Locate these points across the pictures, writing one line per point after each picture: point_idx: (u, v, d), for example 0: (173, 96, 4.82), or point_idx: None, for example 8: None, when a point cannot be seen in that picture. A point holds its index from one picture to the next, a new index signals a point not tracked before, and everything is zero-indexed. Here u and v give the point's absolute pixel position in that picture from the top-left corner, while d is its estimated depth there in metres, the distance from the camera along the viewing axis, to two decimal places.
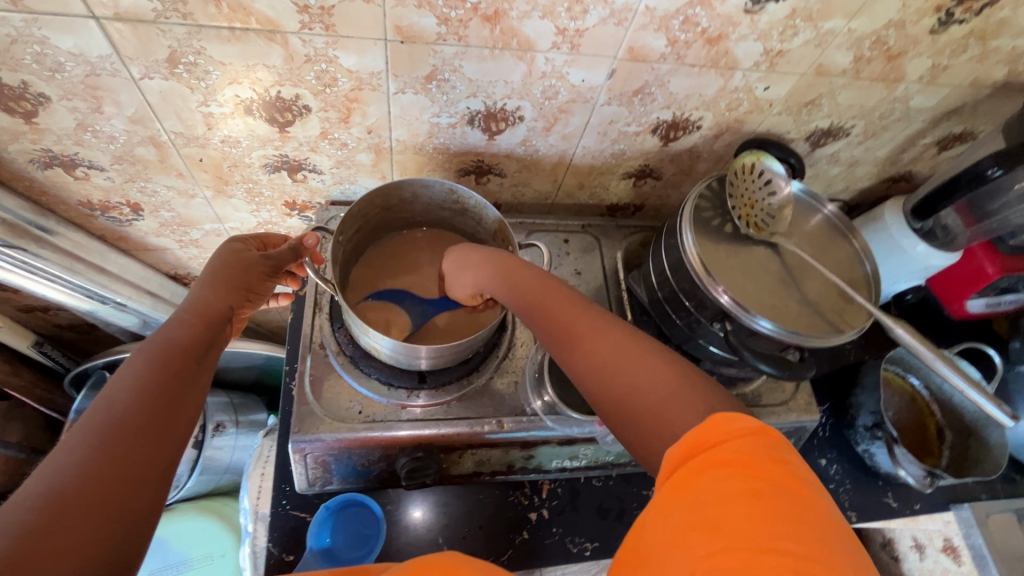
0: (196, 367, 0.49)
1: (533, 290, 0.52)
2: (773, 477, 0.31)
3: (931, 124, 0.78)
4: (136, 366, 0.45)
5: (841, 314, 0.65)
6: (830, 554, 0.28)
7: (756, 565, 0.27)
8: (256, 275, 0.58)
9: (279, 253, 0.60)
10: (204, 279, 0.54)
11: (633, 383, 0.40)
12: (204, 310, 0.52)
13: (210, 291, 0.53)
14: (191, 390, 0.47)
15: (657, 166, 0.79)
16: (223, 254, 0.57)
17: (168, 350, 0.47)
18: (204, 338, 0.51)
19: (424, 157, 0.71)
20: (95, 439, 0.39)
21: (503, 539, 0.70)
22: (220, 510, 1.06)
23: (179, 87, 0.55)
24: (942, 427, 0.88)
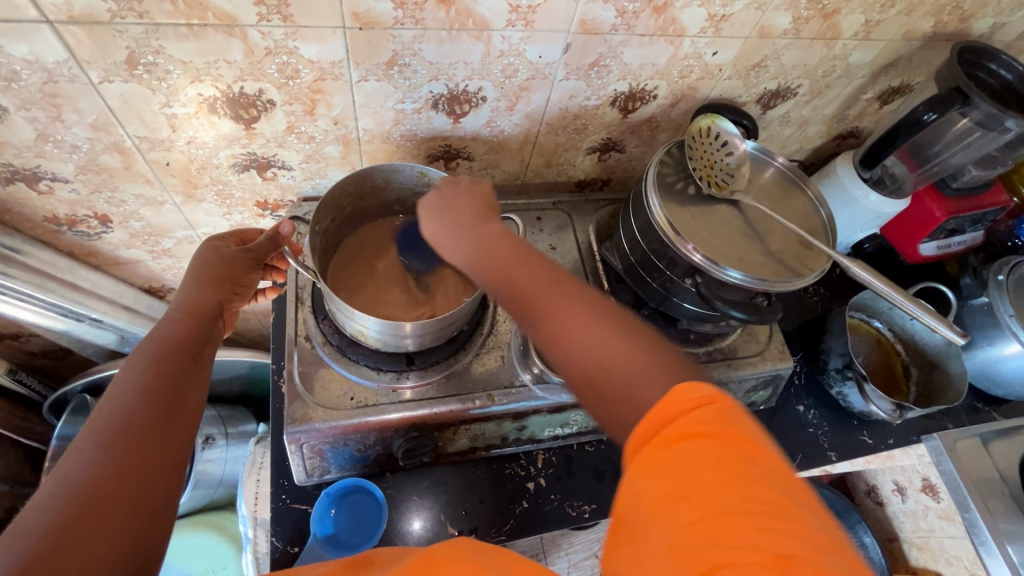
0: (194, 360, 0.49)
1: (501, 255, 0.51)
2: (743, 453, 0.32)
3: (871, 79, 0.83)
4: (133, 365, 0.46)
5: (802, 259, 0.69)
6: (793, 511, 0.30)
7: (729, 528, 0.30)
8: (241, 269, 0.58)
9: (259, 245, 0.60)
10: (186, 280, 0.54)
11: (590, 347, 0.42)
12: (194, 306, 0.52)
13: (196, 290, 0.53)
14: (191, 386, 0.47)
15: (620, 139, 0.82)
16: (203, 254, 0.57)
17: (159, 348, 0.48)
18: (196, 333, 0.51)
19: (392, 145, 0.72)
20: (103, 438, 0.40)
21: (503, 510, 0.72)
22: (217, 522, 1.06)
23: (140, 89, 0.55)
24: (907, 365, 0.93)
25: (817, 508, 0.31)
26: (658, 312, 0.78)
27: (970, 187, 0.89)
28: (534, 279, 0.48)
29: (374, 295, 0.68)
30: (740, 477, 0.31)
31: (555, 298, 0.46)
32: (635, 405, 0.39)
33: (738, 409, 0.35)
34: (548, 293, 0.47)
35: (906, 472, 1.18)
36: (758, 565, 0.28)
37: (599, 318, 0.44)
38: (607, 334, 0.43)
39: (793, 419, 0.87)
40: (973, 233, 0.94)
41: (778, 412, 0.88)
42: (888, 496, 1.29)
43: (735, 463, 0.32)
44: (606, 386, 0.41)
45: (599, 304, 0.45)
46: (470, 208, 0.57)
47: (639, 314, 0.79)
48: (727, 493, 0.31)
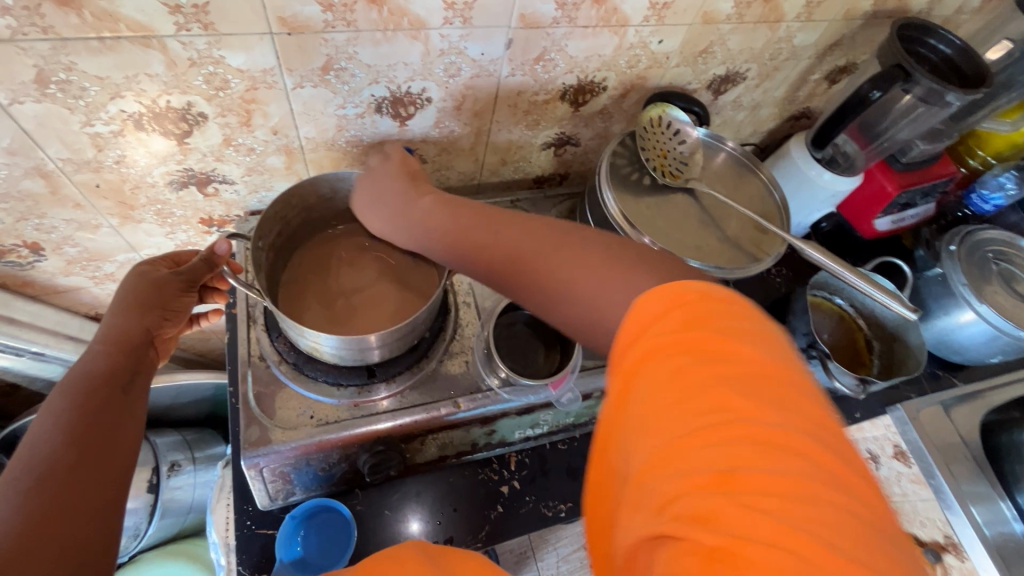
0: (125, 395, 0.46)
1: (459, 228, 0.56)
2: (710, 356, 0.30)
3: (817, 59, 0.84)
4: (54, 404, 0.43)
5: (757, 244, 0.69)
6: (757, 409, 0.28)
7: (690, 443, 0.28)
8: (174, 293, 0.56)
9: (191, 267, 0.57)
10: (112, 313, 0.51)
11: (562, 279, 0.45)
12: (119, 336, 0.50)
13: (123, 321, 0.51)
14: (124, 422, 0.45)
15: (574, 132, 0.81)
16: (129, 282, 0.54)
17: (83, 385, 0.45)
18: (125, 366, 0.48)
19: (339, 152, 0.69)
20: (25, 482, 0.37)
21: (478, 517, 0.71)
22: (190, 550, 1.02)
23: (56, 109, 0.52)
24: (870, 339, 0.95)
25: (788, 396, 0.29)
26: None
27: (918, 161, 0.91)
28: (488, 227, 0.53)
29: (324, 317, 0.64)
30: (698, 391, 0.29)
31: (514, 239, 0.50)
32: (601, 314, 0.41)
33: (708, 310, 0.32)
34: (505, 235, 0.51)
35: None
36: (713, 479, 0.27)
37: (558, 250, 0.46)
38: (570, 263, 0.45)
39: None
40: (925, 206, 0.96)
41: None
42: None
43: (697, 375, 0.30)
44: (571, 303, 0.44)
45: (555, 242, 0.47)
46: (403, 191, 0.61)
47: None
48: (690, 407, 0.29)
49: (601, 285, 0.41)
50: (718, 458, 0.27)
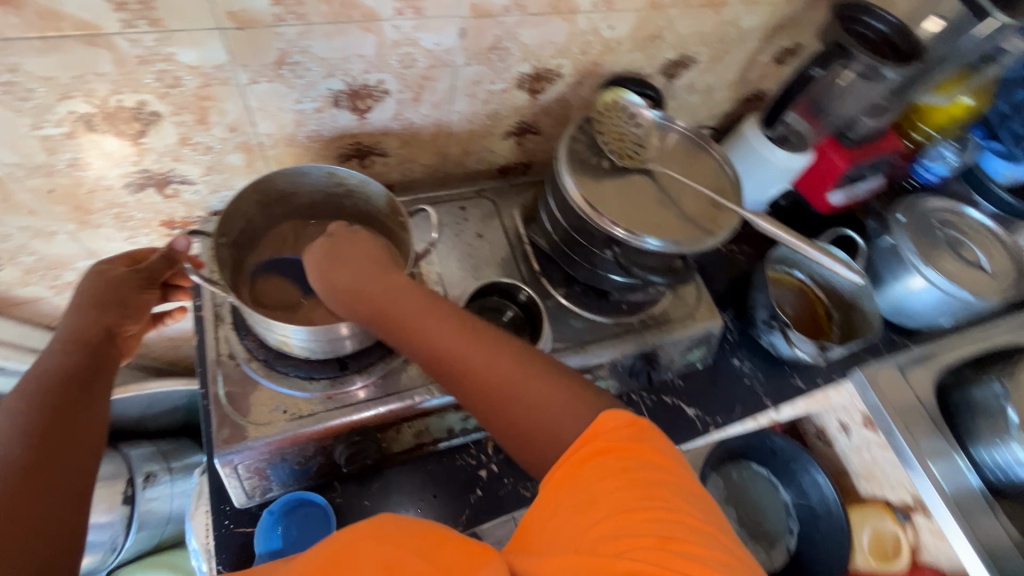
0: (87, 394, 0.46)
1: (408, 311, 0.53)
2: (648, 460, 0.38)
3: (764, 42, 0.87)
4: (12, 402, 0.43)
5: (715, 219, 0.71)
6: (679, 502, 0.36)
7: (629, 522, 0.35)
8: (134, 291, 0.56)
9: (151, 264, 0.57)
10: (72, 309, 0.51)
11: (521, 396, 0.45)
12: (78, 336, 0.50)
13: (84, 319, 0.51)
14: (87, 420, 0.45)
15: (534, 120, 0.83)
16: (88, 280, 0.54)
17: (44, 384, 0.45)
18: (87, 364, 0.48)
19: (300, 148, 0.70)
20: None
21: (458, 501, 0.72)
22: (172, 561, 1.01)
23: (2, 112, 0.51)
24: (829, 309, 0.99)
25: (703, 502, 0.37)
26: (589, 287, 0.80)
27: (865, 136, 0.95)
28: (443, 328, 0.50)
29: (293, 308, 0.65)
30: (639, 482, 0.36)
31: (467, 351, 0.48)
32: (560, 439, 0.43)
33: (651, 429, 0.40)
34: (457, 346, 0.49)
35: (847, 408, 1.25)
36: (648, 550, 0.33)
37: (516, 362, 0.47)
38: (528, 381, 0.46)
39: (730, 374, 0.91)
40: (875, 179, 1.00)
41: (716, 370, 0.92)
42: (835, 435, 1.37)
43: (639, 472, 0.37)
44: (531, 425, 0.45)
45: (511, 352, 0.48)
46: (364, 259, 0.58)
47: (571, 291, 0.81)
48: (630, 495, 0.36)
49: (567, 409, 0.44)
50: (653, 529, 0.34)
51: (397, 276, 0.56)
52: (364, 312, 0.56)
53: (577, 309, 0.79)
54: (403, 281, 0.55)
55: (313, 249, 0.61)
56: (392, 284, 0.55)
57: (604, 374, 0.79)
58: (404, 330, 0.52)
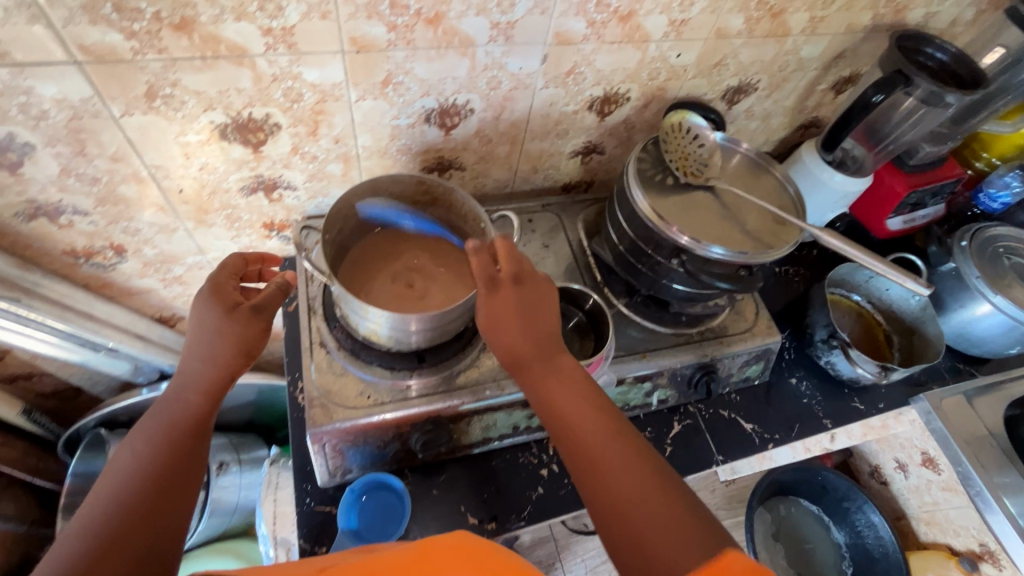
0: (192, 450, 0.55)
1: (563, 390, 0.57)
2: None
3: (823, 70, 0.91)
4: (139, 448, 0.53)
5: (777, 234, 0.74)
6: None
7: None
8: (255, 336, 0.58)
9: (263, 298, 0.59)
10: (198, 350, 0.56)
11: (640, 510, 0.49)
12: (201, 386, 0.56)
13: (205, 365, 0.56)
14: (187, 474, 0.53)
15: (599, 141, 0.88)
16: (215, 316, 0.57)
17: (166, 437, 0.54)
18: (202, 417, 0.56)
19: (390, 160, 0.77)
20: (95, 527, 0.47)
21: (521, 497, 0.75)
22: (236, 549, 1.06)
23: (157, 120, 0.60)
24: (889, 333, 0.99)
25: None
26: (650, 298, 0.84)
27: (925, 163, 0.96)
28: (589, 422, 0.55)
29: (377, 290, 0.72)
30: None
31: (617, 458, 0.52)
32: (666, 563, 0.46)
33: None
34: (602, 444, 0.53)
35: (905, 449, 1.27)
36: None
37: (647, 478, 0.51)
38: (654, 502, 0.49)
39: (788, 392, 0.91)
40: (935, 207, 1.01)
41: (773, 387, 0.92)
42: (892, 474, 1.37)
43: None
44: (640, 538, 0.48)
45: (646, 470, 0.51)
46: (541, 316, 0.60)
47: (632, 301, 0.84)
48: None
49: (683, 548, 0.46)
50: None
51: (559, 354, 0.60)
52: (518, 372, 0.60)
53: (638, 318, 0.82)
54: (566, 362, 0.59)
55: (481, 271, 0.59)
56: (554, 361, 0.59)
57: (663, 382, 0.81)
58: (553, 406, 0.57)
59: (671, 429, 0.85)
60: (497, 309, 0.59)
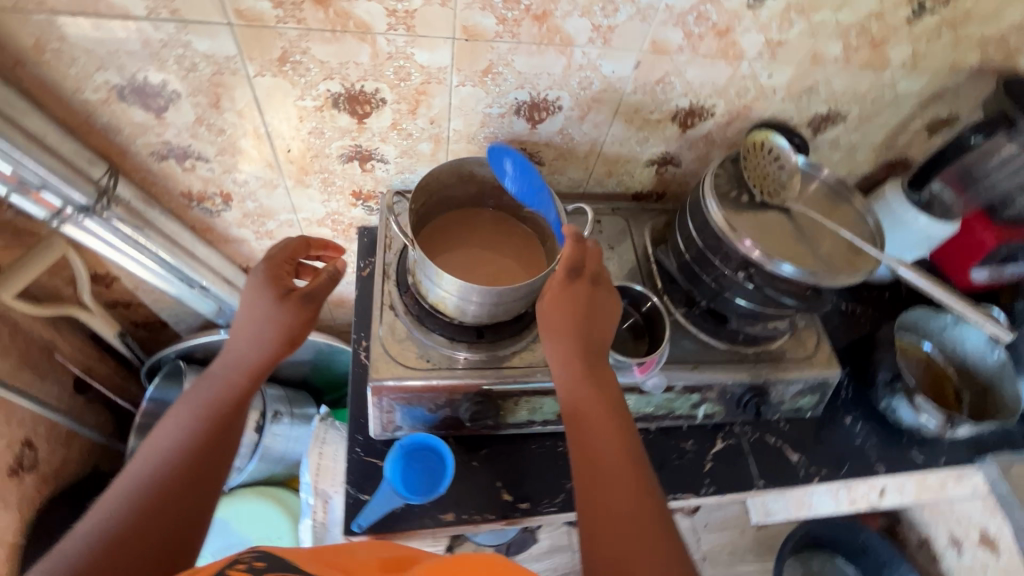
0: (231, 426, 0.61)
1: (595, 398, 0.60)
2: None
3: (919, 108, 0.89)
4: (182, 416, 0.59)
5: (851, 262, 0.73)
6: None
7: None
8: (300, 323, 0.65)
9: (314, 284, 0.65)
10: (246, 333, 0.63)
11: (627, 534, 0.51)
12: (246, 367, 0.63)
13: (252, 351, 0.63)
14: (226, 443, 0.60)
15: (677, 153, 0.90)
16: (267, 303, 0.63)
17: (211, 407, 0.60)
18: (241, 397, 0.62)
19: (476, 146, 0.82)
20: (145, 478, 0.54)
21: (555, 484, 0.76)
22: (277, 495, 1.12)
23: (283, 83, 0.67)
24: (960, 389, 0.94)
25: None
26: (709, 312, 0.83)
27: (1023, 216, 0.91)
28: (608, 436, 0.57)
29: (447, 257, 0.77)
30: None
31: (621, 467, 0.56)
32: None
33: None
34: (614, 461, 0.56)
35: (966, 523, 1.22)
36: None
37: (646, 508, 0.53)
38: (645, 532, 0.51)
39: (841, 430, 0.89)
40: None
41: (826, 423, 0.89)
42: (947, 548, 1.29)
43: None
44: (617, 554, 0.50)
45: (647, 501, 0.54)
46: (596, 325, 0.62)
47: (691, 312, 0.84)
48: None
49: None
50: None
51: (602, 364, 0.63)
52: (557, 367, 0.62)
53: (695, 329, 0.83)
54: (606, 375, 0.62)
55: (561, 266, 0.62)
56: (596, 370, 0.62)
57: (711, 397, 0.81)
58: (580, 410, 0.59)
59: (714, 445, 0.84)
60: (561, 302, 0.62)
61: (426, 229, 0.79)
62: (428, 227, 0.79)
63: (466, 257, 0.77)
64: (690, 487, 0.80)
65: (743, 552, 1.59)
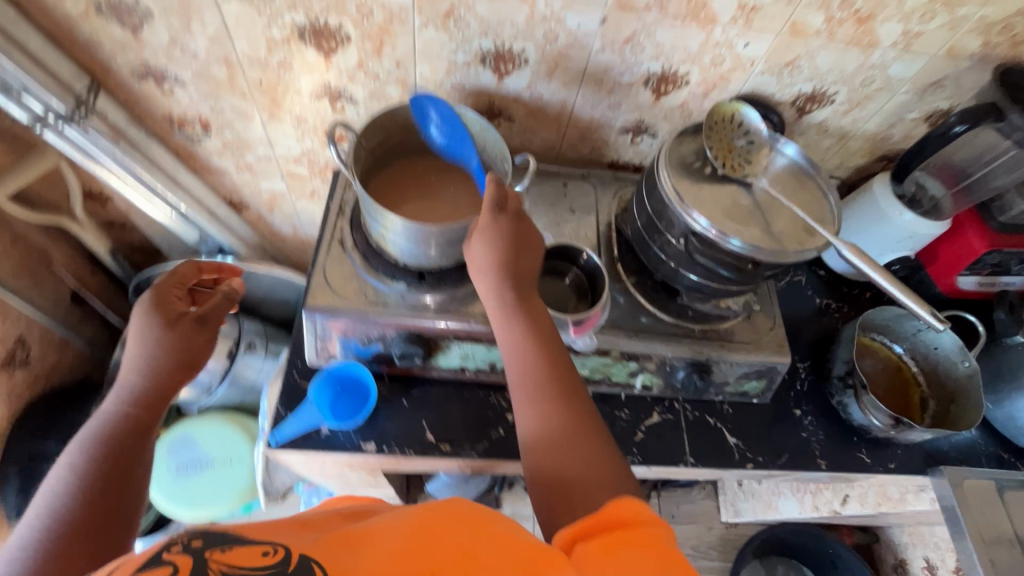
0: (143, 436, 0.61)
1: (525, 328, 0.61)
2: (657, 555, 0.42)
3: (915, 96, 0.84)
4: (82, 449, 0.58)
5: (800, 242, 0.71)
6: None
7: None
8: (197, 345, 0.66)
9: (209, 308, 0.67)
10: (137, 364, 0.62)
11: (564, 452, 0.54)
12: (147, 392, 0.62)
13: (146, 376, 0.62)
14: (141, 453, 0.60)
15: (652, 122, 0.88)
16: (157, 329, 0.63)
17: (119, 429, 0.60)
18: (145, 419, 0.62)
19: (444, 94, 0.83)
20: (56, 498, 0.53)
21: (480, 432, 0.78)
22: (241, 421, 1.19)
23: (250, 10, 0.69)
24: (926, 397, 0.90)
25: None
26: (661, 285, 0.82)
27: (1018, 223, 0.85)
28: (540, 363, 0.59)
29: (394, 197, 0.78)
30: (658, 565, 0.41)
31: (553, 393, 0.58)
32: (576, 498, 0.52)
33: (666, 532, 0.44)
34: (546, 388, 0.58)
35: (938, 548, 1.16)
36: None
37: (581, 424, 0.56)
38: (580, 446, 0.55)
39: (787, 421, 0.86)
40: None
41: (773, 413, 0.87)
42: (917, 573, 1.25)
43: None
44: (559, 474, 0.54)
45: (581, 417, 0.57)
46: (523, 255, 0.63)
47: (642, 283, 0.82)
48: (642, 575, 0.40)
49: (598, 485, 0.52)
50: None
51: (531, 291, 0.63)
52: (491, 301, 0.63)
53: (644, 298, 0.81)
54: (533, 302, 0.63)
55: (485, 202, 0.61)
56: (526, 299, 0.63)
57: (649, 367, 0.80)
58: (512, 341, 0.61)
59: (648, 417, 0.84)
60: (489, 237, 0.62)
61: (372, 173, 0.80)
62: (375, 172, 0.80)
63: (413, 196, 0.78)
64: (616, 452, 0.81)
65: (708, 548, 1.58)
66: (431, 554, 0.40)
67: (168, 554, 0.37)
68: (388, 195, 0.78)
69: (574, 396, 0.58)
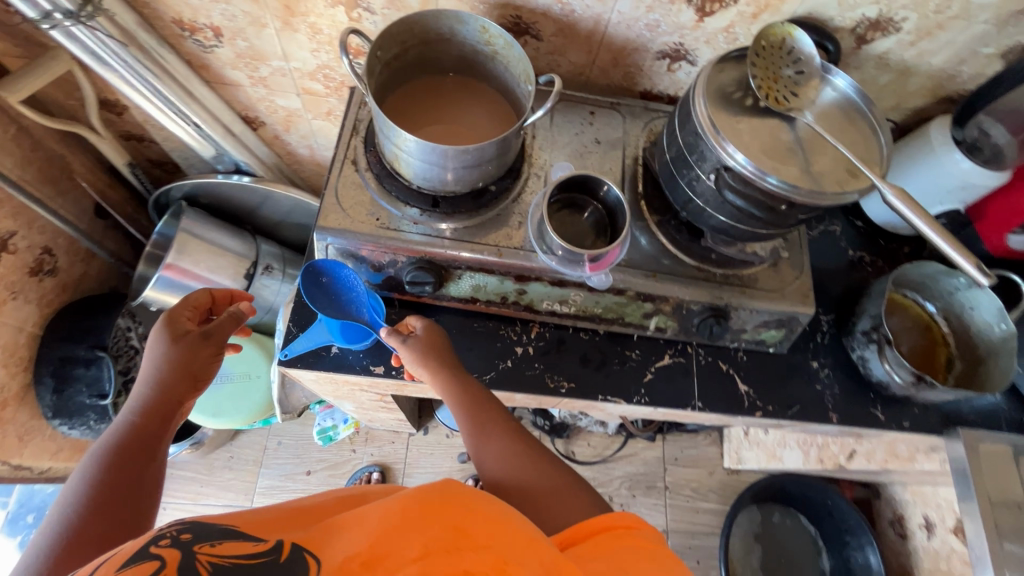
0: (152, 447, 0.57)
1: (477, 405, 0.69)
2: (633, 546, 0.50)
3: (995, 28, 0.74)
4: (88, 466, 0.53)
5: (841, 183, 0.65)
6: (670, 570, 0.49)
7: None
8: (205, 360, 0.63)
9: (217, 325, 0.64)
10: (148, 374, 0.60)
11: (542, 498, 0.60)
12: (153, 405, 0.59)
13: (152, 385, 0.59)
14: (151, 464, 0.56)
15: (692, 48, 0.81)
16: (163, 343, 0.61)
17: (130, 437, 0.56)
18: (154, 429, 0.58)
19: (467, 6, 0.76)
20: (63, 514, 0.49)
21: (488, 362, 0.81)
22: (258, 339, 1.25)
23: None
24: (953, 358, 0.86)
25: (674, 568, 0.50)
26: (685, 225, 0.78)
27: None
28: (499, 426, 0.67)
29: (409, 118, 0.75)
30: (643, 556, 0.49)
31: (517, 447, 0.65)
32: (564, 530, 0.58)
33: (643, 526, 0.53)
34: (509, 450, 0.65)
35: (940, 507, 1.15)
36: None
37: (551, 469, 0.63)
38: (556, 483, 0.61)
39: (802, 373, 0.85)
40: None
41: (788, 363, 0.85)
42: (913, 530, 1.26)
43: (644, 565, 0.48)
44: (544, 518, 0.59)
45: (549, 463, 0.64)
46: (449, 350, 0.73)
47: (664, 221, 0.79)
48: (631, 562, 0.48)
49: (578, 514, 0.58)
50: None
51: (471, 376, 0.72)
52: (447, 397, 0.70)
53: (665, 237, 0.77)
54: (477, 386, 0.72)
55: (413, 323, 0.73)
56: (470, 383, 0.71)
57: (665, 310, 0.78)
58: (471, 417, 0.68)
59: (659, 359, 0.84)
60: (421, 348, 0.71)
61: (391, 88, 0.76)
62: (393, 87, 0.76)
63: (428, 118, 0.75)
64: (623, 392, 0.81)
65: (708, 492, 1.61)
66: (446, 531, 0.43)
67: (157, 546, 0.38)
68: (403, 115, 0.75)
69: (535, 448, 0.66)
